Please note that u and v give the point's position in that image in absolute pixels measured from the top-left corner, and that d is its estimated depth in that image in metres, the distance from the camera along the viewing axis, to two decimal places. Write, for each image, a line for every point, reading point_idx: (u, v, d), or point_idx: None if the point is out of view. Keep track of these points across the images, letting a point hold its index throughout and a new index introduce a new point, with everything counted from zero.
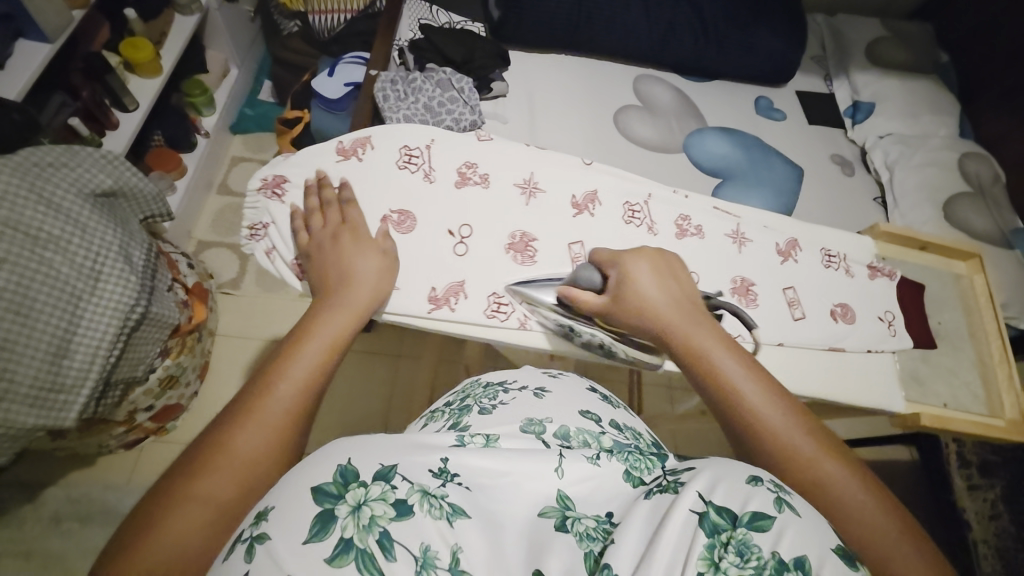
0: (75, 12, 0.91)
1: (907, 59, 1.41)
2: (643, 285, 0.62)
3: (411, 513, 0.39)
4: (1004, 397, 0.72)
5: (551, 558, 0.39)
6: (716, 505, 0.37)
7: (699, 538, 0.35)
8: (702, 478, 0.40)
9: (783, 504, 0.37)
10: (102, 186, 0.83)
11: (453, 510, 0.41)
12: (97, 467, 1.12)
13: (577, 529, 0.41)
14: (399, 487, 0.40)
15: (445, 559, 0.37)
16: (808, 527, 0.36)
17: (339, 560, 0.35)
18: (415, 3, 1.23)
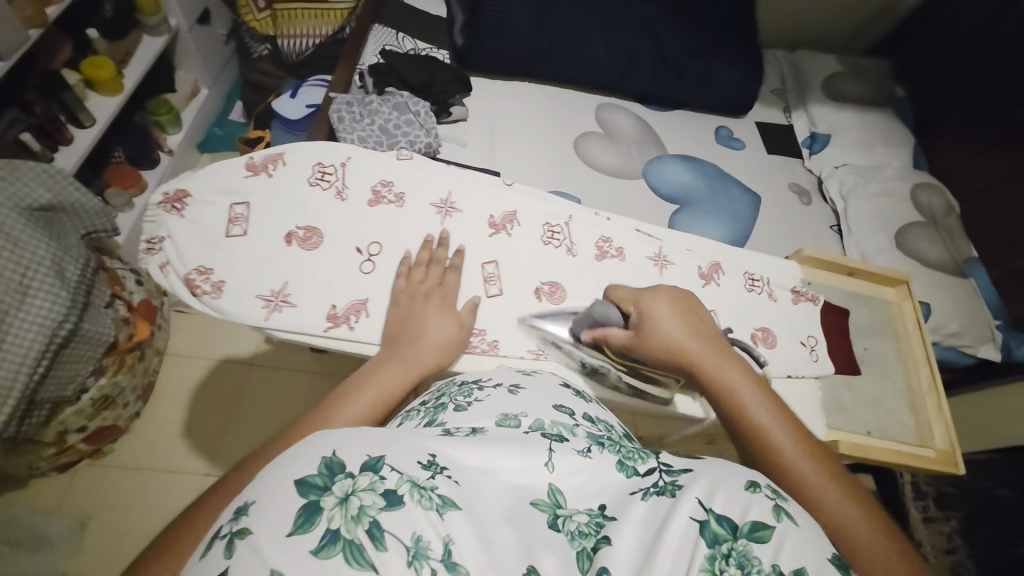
0: (32, 30, 0.92)
1: (865, 93, 1.34)
2: (663, 324, 0.56)
3: (403, 503, 0.32)
4: (933, 426, 0.74)
5: (545, 554, 0.34)
6: (716, 512, 0.34)
7: (700, 549, 0.33)
8: (702, 481, 0.37)
9: (782, 513, 0.35)
10: (38, 201, 0.77)
11: (445, 501, 0.34)
12: (27, 490, 1.02)
13: (568, 528, 0.36)
14: (389, 477, 0.33)
15: (438, 549, 0.31)
16: (806, 540, 0.34)
17: (328, 552, 0.29)
18: (381, 29, 1.19)
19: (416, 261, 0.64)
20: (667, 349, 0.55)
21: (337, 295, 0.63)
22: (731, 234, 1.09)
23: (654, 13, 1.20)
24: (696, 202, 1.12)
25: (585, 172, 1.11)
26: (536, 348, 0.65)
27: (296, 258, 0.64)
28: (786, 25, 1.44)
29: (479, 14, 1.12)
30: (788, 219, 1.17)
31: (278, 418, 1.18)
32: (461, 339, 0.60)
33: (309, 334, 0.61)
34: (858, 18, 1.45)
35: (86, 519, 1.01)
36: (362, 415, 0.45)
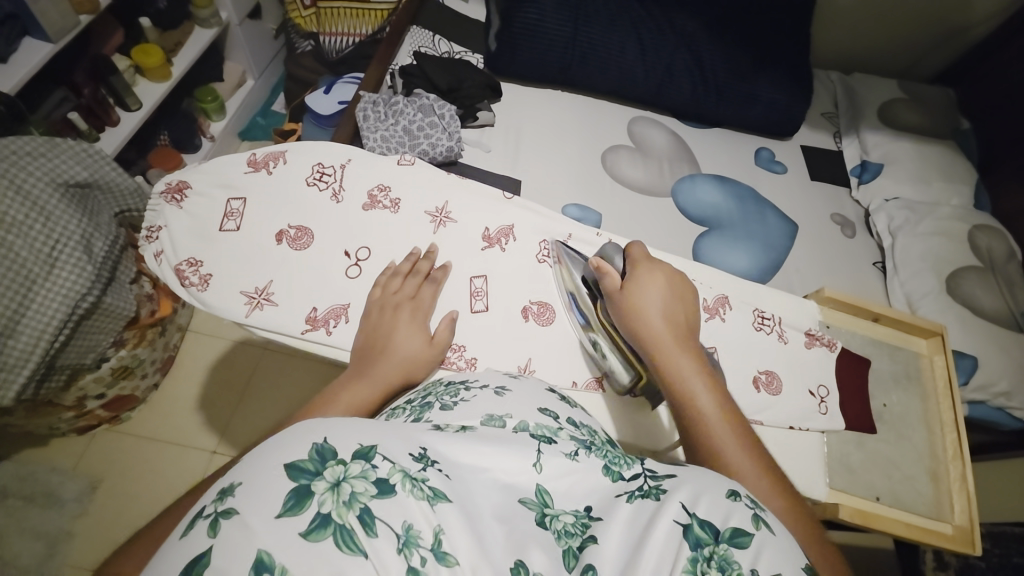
0: (81, 16, 0.99)
1: (924, 123, 1.24)
2: (648, 310, 0.55)
3: (395, 492, 0.30)
4: (953, 499, 0.67)
5: (534, 549, 0.32)
6: (699, 517, 0.32)
7: (682, 550, 0.30)
8: (685, 486, 0.34)
9: (760, 521, 0.32)
10: (76, 178, 0.80)
11: (436, 492, 0.32)
12: (48, 448, 1.09)
13: (554, 527, 0.34)
14: (382, 465, 0.31)
15: (429, 538, 0.30)
16: (787, 548, 0.31)
17: (317, 536, 0.28)
18: (418, 31, 1.19)
19: (399, 270, 0.64)
20: (647, 335, 0.54)
21: (319, 297, 0.63)
22: (759, 263, 1.03)
23: (695, 26, 1.15)
24: (725, 225, 1.06)
25: (614, 187, 1.07)
26: (519, 366, 0.64)
27: (283, 257, 0.65)
28: (843, 42, 1.35)
29: (512, 20, 1.10)
30: (824, 252, 1.09)
31: (280, 406, 1.19)
32: (432, 358, 0.58)
33: (286, 334, 0.62)
34: (923, 45, 1.35)
35: (97, 483, 1.06)
36: None
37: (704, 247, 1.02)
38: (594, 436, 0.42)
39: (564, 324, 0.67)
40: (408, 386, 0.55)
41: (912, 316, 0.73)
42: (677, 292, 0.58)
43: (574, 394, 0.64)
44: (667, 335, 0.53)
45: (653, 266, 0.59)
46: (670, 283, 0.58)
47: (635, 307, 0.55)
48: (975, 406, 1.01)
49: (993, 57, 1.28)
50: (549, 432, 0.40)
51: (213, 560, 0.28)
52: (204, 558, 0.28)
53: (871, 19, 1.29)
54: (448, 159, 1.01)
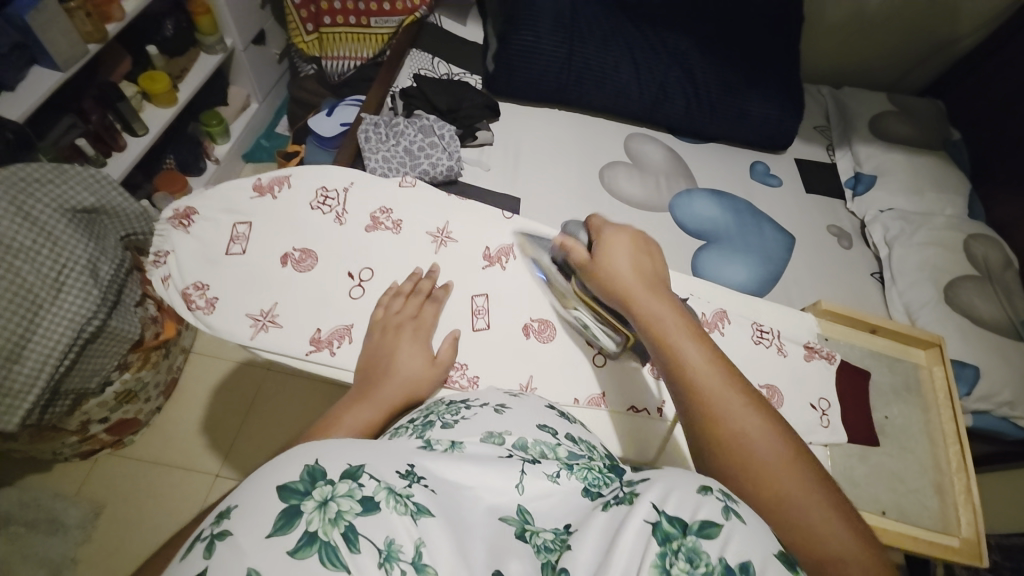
0: (90, 45, 1.02)
1: (916, 135, 1.26)
2: (617, 266, 0.55)
3: (379, 508, 0.31)
4: (960, 511, 0.67)
5: (512, 561, 0.32)
6: (668, 513, 0.32)
7: (651, 546, 0.30)
8: (657, 486, 0.34)
9: (729, 511, 0.32)
10: (82, 204, 0.81)
11: (420, 508, 0.32)
12: (51, 473, 1.08)
13: (534, 542, 0.34)
14: (368, 484, 0.32)
15: (410, 551, 0.30)
16: (758, 537, 0.31)
17: (303, 553, 0.28)
18: (417, 54, 1.22)
19: (400, 290, 0.65)
20: (617, 291, 0.54)
21: (323, 319, 0.64)
22: (757, 275, 1.04)
23: (687, 45, 1.18)
24: (722, 238, 1.08)
25: (612, 203, 1.08)
26: (520, 384, 0.64)
27: (287, 279, 0.66)
28: (833, 57, 1.38)
29: (509, 43, 1.13)
30: (821, 264, 1.10)
31: (284, 427, 1.19)
32: (434, 378, 0.59)
33: (289, 356, 0.62)
34: (911, 59, 1.38)
35: (100, 508, 1.06)
36: None
37: (702, 261, 1.03)
38: (592, 452, 0.42)
39: (566, 340, 0.68)
40: (412, 406, 0.56)
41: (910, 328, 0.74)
42: (645, 246, 0.57)
43: (576, 411, 0.64)
44: (636, 283, 0.53)
45: (618, 226, 0.59)
46: (637, 240, 0.58)
47: (607, 264, 0.55)
48: (980, 416, 1.01)
49: (979, 70, 1.30)
50: (544, 451, 0.40)
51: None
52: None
53: (860, 35, 1.32)
54: (448, 178, 1.03)
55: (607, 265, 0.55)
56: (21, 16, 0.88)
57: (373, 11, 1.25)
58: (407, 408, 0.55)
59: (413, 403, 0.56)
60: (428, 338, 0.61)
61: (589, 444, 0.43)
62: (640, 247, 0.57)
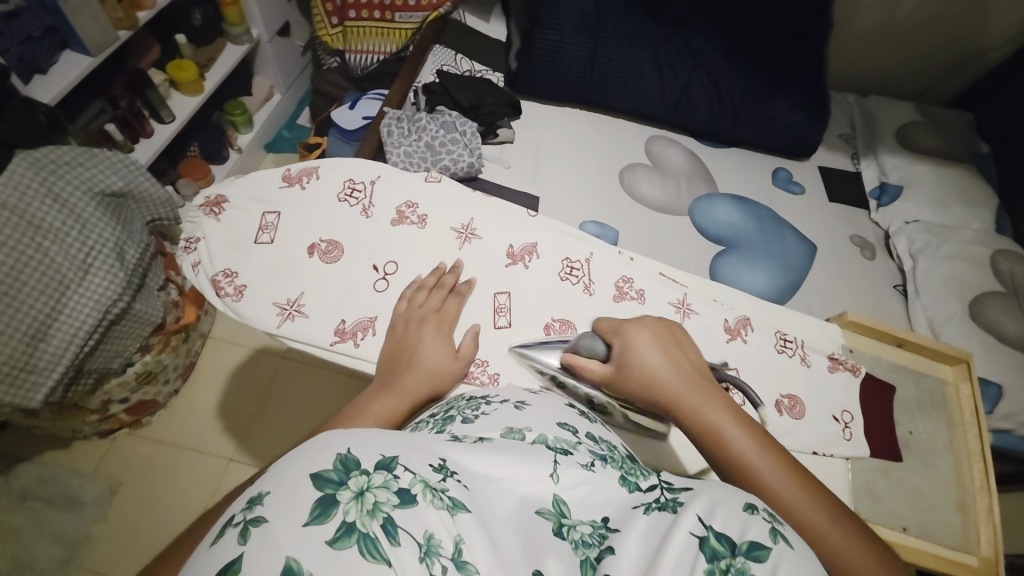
0: (122, 32, 1.04)
1: (945, 146, 1.24)
2: (652, 364, 0.55)
3: (417, 501, 0.31)
4: (981, 530, 0.65)
5: (551, 559, 0.31)
6: (715, 530, 0.31)
7: (698, 563, 0.29)
8: (702, 498, 0.34)
9: (777, 535, 0.31)
10: (111, 188, 0.83)
11: (456, 502, 0.32)
12: (69, 451, 1.10)
13: (571, 537, 0.33)
14: (403, 476, 0.32)
15: (449, 547, 0.30)
16: (806, 564, 0.30)
17: (342, 544, 0.28)
18: (440, 50, 1.23)
19: (424, 284, 0.65)
20: (660, 391, 0.53)
21: (347, 310, 0.65)
22: (777, 283, 1.02)
23: (712, 48, 1.17)
24: (742, 244, 1.06)
25: (631, 205, 1.08)
26: (541, 383, 0.64)
27: (313, 269, 0.67)
28: (859, 64, 1.36)
29: (532, 41, 1.13)
30: (844, 274, 1.08)
31: (296, 415, 1.20)
32: (456, 372, 0.59)
33: (314, 346, 0.63)
34: (940, 68, 1.35)
35: (116, 487, 1.08)
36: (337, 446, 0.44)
37: (721, 266, 1.02)
38: (614, 451, 0.42)
39: None
40: (434, 398, 0.56)
41: (937, 342, 0.72)
42: (669, 335, 0.58)
43: (596, 413, 0.63)
44: (672, 377, 0.54)
45: (637, 322, 0.60)
46: (661, 330, 0.58)
47: (642, 367, 0.55)
48: (1001, 435, 0.99)
49: (1010, 81, 1.27)
50: (567, 445, 0.40)
51: (242, 570, 0.27)
52: (233, 566, 0.27)
53: (889, 42, 1.30)
54: (469, 174, 1.03)
55: (640, 366, 0.55)
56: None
57: (398, 6, 1.23)
58: (429, 400, 0.56)
59: (434, 395, 0.57)
60: (450, 330, 0.62)
61: (610, 443, 0.43)
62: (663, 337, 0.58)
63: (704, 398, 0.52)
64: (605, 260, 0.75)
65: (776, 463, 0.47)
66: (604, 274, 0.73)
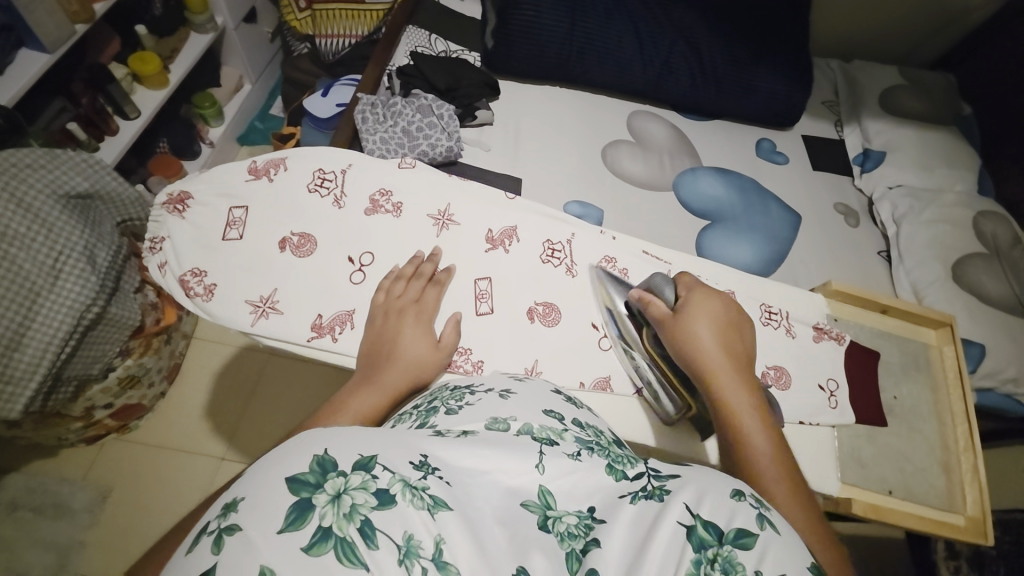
0: (77, 25, 0.99)
1: (928, 110, 1.23)
2: (699, 336, 0.55)
3: (395, 502, 0.29)
4: (965, 490, 0.67)
5: (536, 554, 0.30)
6: (703, 518, 0.31)
7: (686, 553, 0.29)
8: (689, 486, 0.33)
9: (765, 521, 0.31)
10: (76, 189, 0.80)
11: (437, 501, 0.31)
12: (56, 459, 1.09)
13: (557, 530, 0.32)
14: (382, 476, 0.30)
15: (429, 548, 0.29)
16: (793, 549, 0.30)
17: (318, 550, 0.27)
18: (413, 31, 1.19)
19: (401, 274, 0.64)
20: (699, 362, 0.54)
21: (324, 304, 0.63)
22: (762, 255, 1.02)
23: (692, 18, 1.14)
24: (727, 218, 1.06)
25: (614, 183, 1.06)
26: (526, 368, 0.63)
27: (287, 265, 0.65)
28: (842, 28, 1.34)
29: (508, 17, 1.09)
30: (828, 242, 1.08)
31: (287, 411, 1.20)
32: (438, 362, 0.58)
33: (293, 342, 0.62)
34: (922, 30, 1.34)
35: (107, 491, 1.07)
36: None
37: (706, 241, 1.01)
38: (600, 437, 0.41)
39: (570, 324, 0.67)
40: (417, 390, 0.56)
41: (920, 307, 0.73)
42: (731, 317, 0.58)
43: (582, 395, 0.64)
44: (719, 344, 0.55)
45: (706, 292, 0.59)
46: (726, 309, 0.58)
47: (686, 332, 0.56)
48: (984, 394, 1.00)
49: (992, 40, 1.26)
50: (553, 434, 0.39)
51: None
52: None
53: (870, 5, 1.27)
54: (448, 159, 1.00)
55: (687, 329, 0.56)
56: None
57: None
58: (412, 392, 0.55)
59: (417, 387, 0.56)
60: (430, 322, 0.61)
61: (596, 429, 0.43)
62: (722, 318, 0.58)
63: (743, 388, 0.52)
64: (587, 240, 0.74)
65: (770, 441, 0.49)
66: (586, 255, 0.72)
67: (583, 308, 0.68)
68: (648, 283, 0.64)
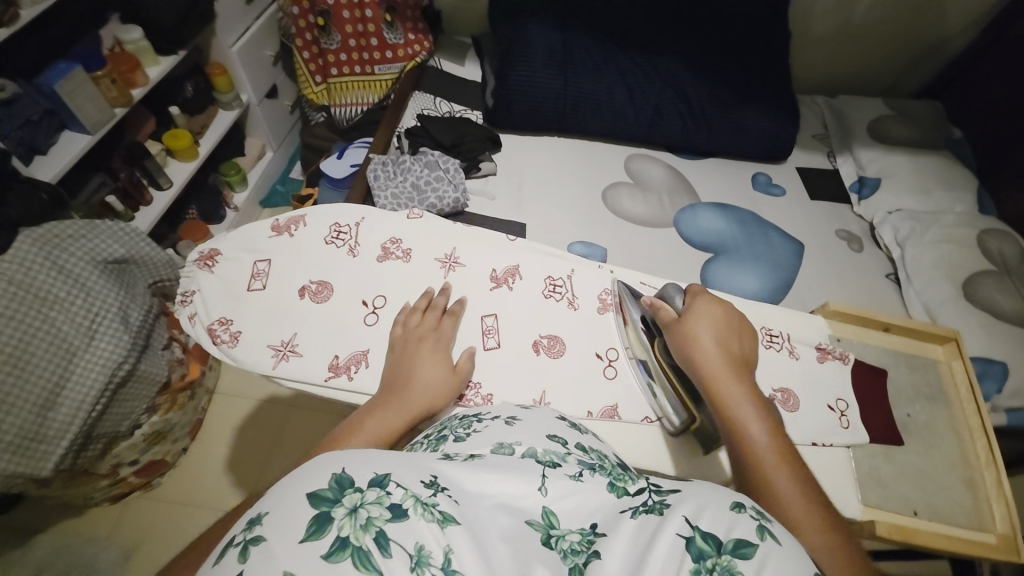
0: (118, 109, 1.10)
1: (916, 136, 1.27)
2: (699, 336, 0.57)
3: (407, 516, 0.31)
4: (993, 506, 0.65)
5: (538, 566, 0.31)
6: (702, 530, 0.31)
7: (685, 563, 0.30)
8: (688, 501, 0.34)
9: (764, 531, 0.31)
10: (114, 255, 0.86)
11: (446, 516, 0.32)
12: (80, 519, 1.10)
13: (560, 547, 0.33)
14: (395, 492, 0.32)
15: (439, 557, 0.30)
16: (794, 558, 0.30)
17: (337, 557, 0.28)
18: (420, 96, 1.29)
19: (416, 307, 0.67)
20: (697, 361, 0.56)
21: (339, 346, 0.67)
22: (768, 284, 1.03)
23: (678, 68, 1.22)
24: (729, 248, 1.08)
25: (616, 222, 1.11)
26: (534, 399, 0.65)
27: (305, 311, 0.69)
28: (823, 68, 1.41)
29: (506, 78, 1.19)
30: (832, 267, 1.10)
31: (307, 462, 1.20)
32: (453, 389, 0.60)
33: (310, 384, 0.65)
34: (901, 65, 1.41)
35: (129, 551, 1.07)
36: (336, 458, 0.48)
37: (711, 272, 1.04)
38: (603, 460, 0.42)
39: (574, 355, 0.69)
40: (433, 415, 0.58)
41: (924, 324, 0.73)
42: (732, 322, 0.60)
43: (590, 423, 0.65)
44: (718, 349, 0.56)
45: (711, 299, 0.61)
46: (727, 314, 0.60)
47: (688, 334, 0.58)
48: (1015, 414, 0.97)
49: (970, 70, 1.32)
50: (556, 457, 0.40)
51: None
52: None
53: (847, 46, 1.36)
54: (456, 209, 1.07)
55: (689, 335, 0.57)
56: (51, 85, 0.96)
57: (376, 59, 1.33)
58: (429, 416, 0.57)
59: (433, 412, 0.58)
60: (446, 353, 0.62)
61: (600, 452, 0.44)
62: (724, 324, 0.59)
63: (737, 380, 0.53)
64: (587, 274, 0.77)
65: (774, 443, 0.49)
66: (586, 289, 0.75)
67: (585, 339, 0.71)
68: (662, 292, 0.67)
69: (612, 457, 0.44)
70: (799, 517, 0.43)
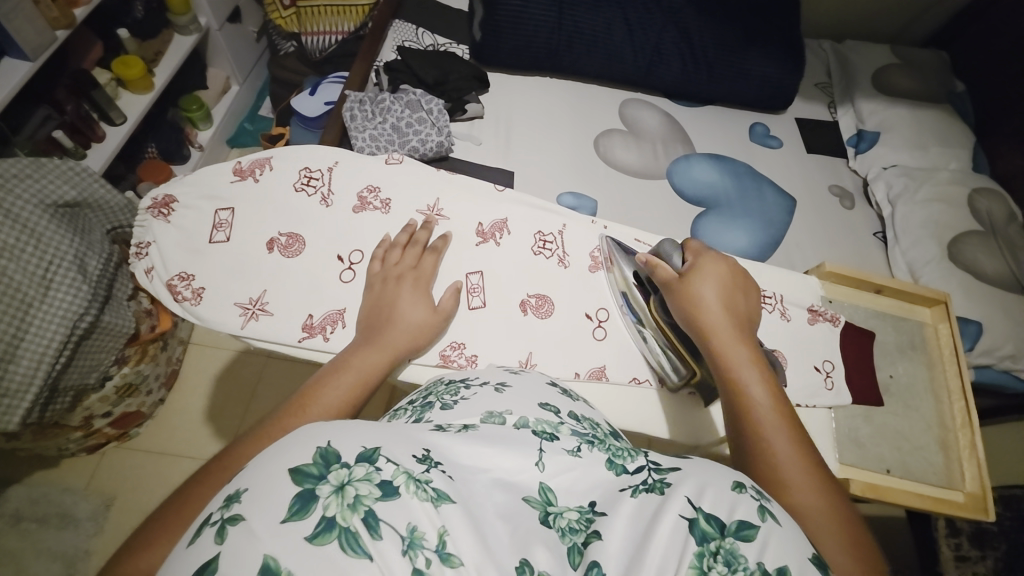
0: (58, 32, 0.97)
1: (921, 88, 1.22)
2: (704, 297, 0.55)
3: (399, 494, 0.29)
4: (964, 466, 0.68)
5: (538, 547, 0.30)
6: (705, 511, 0.31)
7: (689, 546, 0.29)
8: (690, 479, 0.33)
9: (766, 512, 0.31)
10: (64, 198, 0.79)
11: (440, 494, 0.30)
12: (59, 468, 1.09)
13: (558, 525, 0.32)
14: (386, 468, 0.30)
15: (433, 539, 0.28)
16: (793, 540, 0.30)
17: (323, 539, 0.26)
18: (399, 25, 1.17)
19: (396, 242, 0.64)
20: (700, 324, 0.54)
21: (315, 305, 0.63)
22: (759, 240, 1.01)
23: (681, 2, 1.12)
24: (722, 204, 1.05)
25: (608, 173, 1.05)
26: (521, 361, 0.64)
27: (276, 266, 0.65)
28: (833, 8, 1.32)
29: (494, 7, 1.07)
30: (824, 225, 1.08)
31: None
32: (435, 325, 0.60)
33: (284, 343, 0.62)
34: (914, 7, 1.32)
35: (111, 500, 1.07)
36: (316, 415, 0.45)
37: (701, 227, 1.01)
38: (598, 430, 0.41)
39: (564, 315, 0.67)
40: (416, 349, 0.58)
41: (916, 287, 0.73)
42: (738, 281, 0.58)
43: (577, 385, 0.64)
44: (722, 314, 0.54)
45: (714, 256, 0.59)
46: (733, 275, 0.58)
47: (691, 293, 0.56)
48: (981, 371, 1.01)
49: (985, 15, 1.25)
50: (550, 427, 0.38)
51: (219, 569, 0.26)
52: (211, 566, 0.26)
53: None
54: (439, 154, 1.00)
55: (693, 295, 0.56)
56: None
57: None
58: (411, 350, 0.58)
59: (416, 346, 0.59)
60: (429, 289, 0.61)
61: (593, 421, 0.42)
62: (730, 285, 0.57)
63: (742, 343, 0.53)
64: (579, 230, 0.73)
65: (774, 406, 0.48)
66: (577, 246, 0.71)
67: (575, 298, 0.68)
68: (657, 249, 0.64)
69: (605, 426, 0.43)
70: (796, 479, 0.42)
